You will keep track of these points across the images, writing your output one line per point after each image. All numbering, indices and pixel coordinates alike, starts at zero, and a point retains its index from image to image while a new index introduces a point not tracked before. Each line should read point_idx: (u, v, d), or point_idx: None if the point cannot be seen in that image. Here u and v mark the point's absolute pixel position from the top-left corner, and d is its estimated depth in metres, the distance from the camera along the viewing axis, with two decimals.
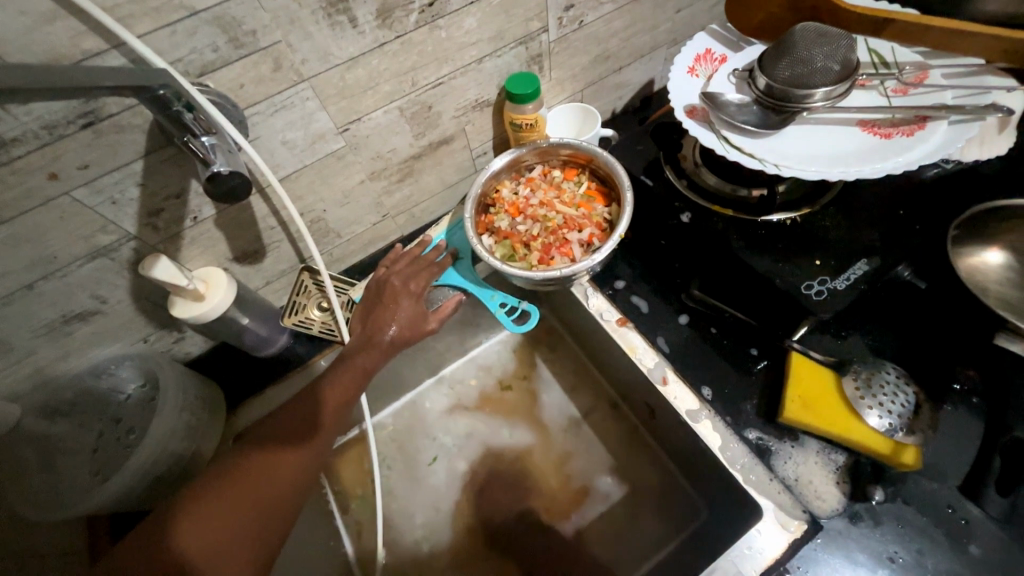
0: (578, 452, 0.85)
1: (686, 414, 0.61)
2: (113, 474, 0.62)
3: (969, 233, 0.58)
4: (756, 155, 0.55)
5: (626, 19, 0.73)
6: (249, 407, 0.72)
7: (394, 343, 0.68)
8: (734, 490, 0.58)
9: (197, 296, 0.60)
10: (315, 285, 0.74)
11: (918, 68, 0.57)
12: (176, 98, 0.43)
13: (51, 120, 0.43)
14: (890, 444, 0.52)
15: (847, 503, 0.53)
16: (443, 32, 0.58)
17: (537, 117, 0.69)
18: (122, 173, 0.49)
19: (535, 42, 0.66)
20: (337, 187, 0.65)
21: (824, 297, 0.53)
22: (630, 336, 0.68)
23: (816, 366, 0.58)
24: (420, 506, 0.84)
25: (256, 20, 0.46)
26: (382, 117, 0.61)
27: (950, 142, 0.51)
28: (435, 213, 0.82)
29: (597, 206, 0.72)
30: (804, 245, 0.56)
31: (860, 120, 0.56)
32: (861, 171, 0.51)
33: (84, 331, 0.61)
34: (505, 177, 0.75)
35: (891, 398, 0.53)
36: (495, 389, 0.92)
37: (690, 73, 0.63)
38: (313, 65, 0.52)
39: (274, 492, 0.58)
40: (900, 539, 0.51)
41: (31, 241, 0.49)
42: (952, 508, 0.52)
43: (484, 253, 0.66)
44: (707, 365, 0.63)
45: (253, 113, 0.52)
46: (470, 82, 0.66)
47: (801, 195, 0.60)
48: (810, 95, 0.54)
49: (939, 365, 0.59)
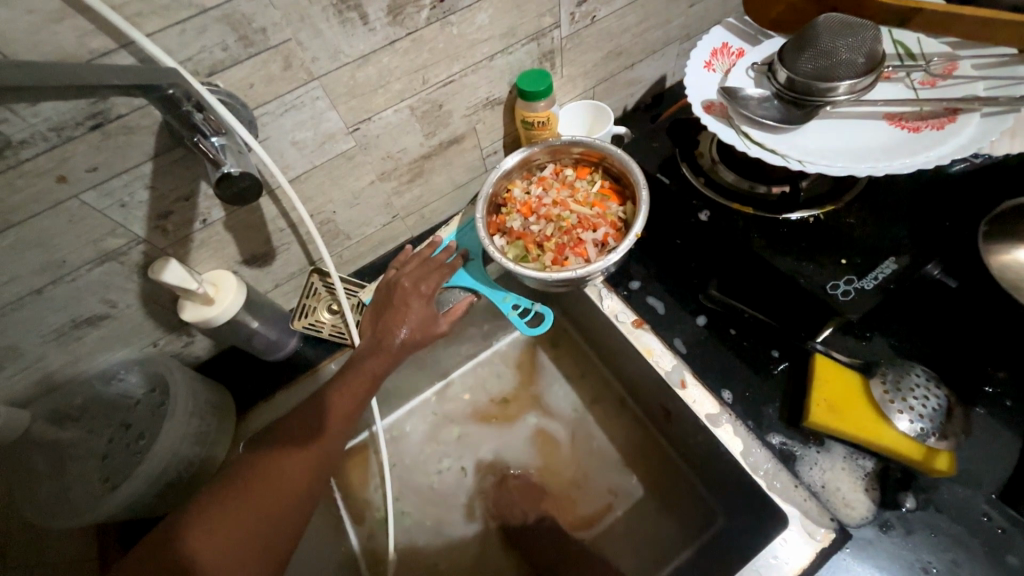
0: (591, 454, 0.84)
1: (706, 418, 0.60)
2: (123, 480, 0.61)
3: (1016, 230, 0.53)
4: (778, 150, 0.53)
5: (638, 14, 0.71)
6: (259, 409, 0.71)
7: (405, 346, 0.66)
8: (757, 496, 0.57)
9: (206, 299, 0.59)
10: (325, 288, 0.73)
11: (946, 60, 0.55)
12: (186, 98, 0.42)
13: (59, 122, 0.42)
14: (922, 450, 0.50)
15: (877, 511, 0.52)
16: (454, 29, 0.56)
17: (549, 115, 0.68)
18: (131, 175, 0.49)
19: (547, 38, 0.65)
20: (347, 187, 0.64)
21: (852, 298, 0.51)
22: (646, 337, 0.67)
23: (842, 368, 0.56)
24: (431, 510, 0.83)
25: (266, 18, 0.45)
26: (392, 116, 0.60)
27: (983, 134, 0.49)
28: (445, 214, 0.81)
29: (612, 205, 0.71)
30: (828, 244, 0.55)
31: (886, 114, 0.54)
32: (890, 166, 0.49)
33: (94, 336, 0.60)
34: (516, 176, 0.74)
35: (922, 402, 0.51)
36: (487, 405, 0.90)
37: (706, 68, 0.61)
38: (323, 64, 0.51)
39: (285, 498, 0.57)
40: (933, 548, 0.49)
41: (41, 245, 0.48)
42: (988, 517, 0.50)
43: (496, 254, 0.65)
44: (727, 367, 0.61)
45: (263, 113, 0.51)
46: (481, 80, 0.64)
47: (825, 190, 0.59)
48: (834, 88, 0.52)
49: (966, 365, 0.57)
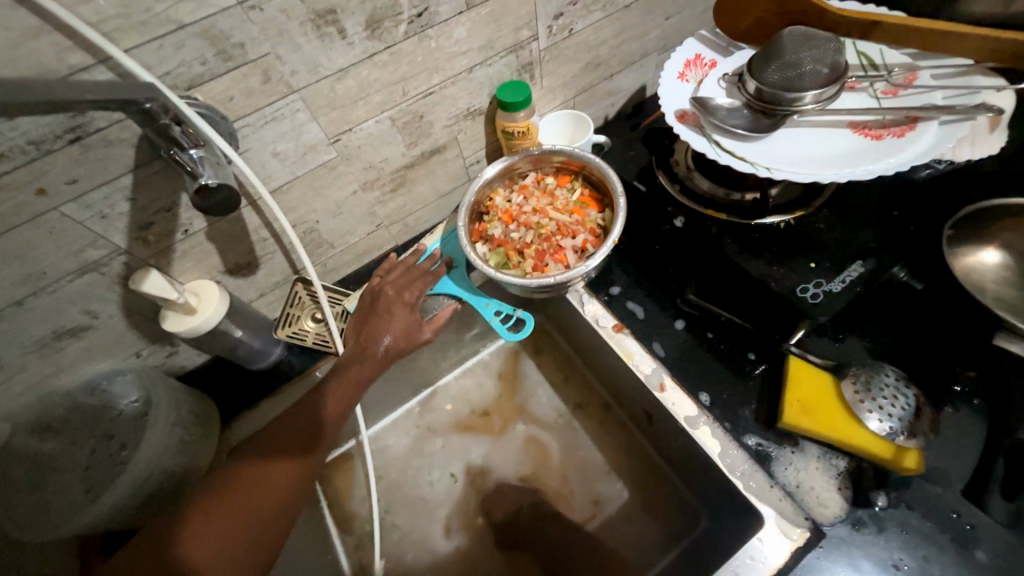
0: (577, 462, 0.84)
1: (684, 420, 0.61)
2: (105, 490, 0.61)
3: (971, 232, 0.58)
4: (747, 158, 0.55)
5: (615, 27, 0.73)
6: (243, 419, 0.71)
7: (388, 354, 0.67)
8: (735, 498, 0.57)
9: (188, 309, 0.59)
10: (309, 297, 0.74)
11: (907, 69, 0.58)
12: (163, 111, 0.43)
13: (38, 135, 0.43)
14: (891, 448, 0.51)
15: (849, 509, 0.53)
16: (432, 42, 0.58)
17: (528, 124, 0.69)
18: (111, 187, 0.49)
19: (525, 50, 0.67)
20: (329, 198, 0.65)
21: (820, 300, 0.52)
22: (626, 341, 0.67)
23: (815, 369, 0.57)
24: (417, 518, 0.83)
25: (244, 33, 0.46)
26: (373, 127, 0.61)
27: (941, 142, 0.51)
28: (430, 222, 0.82)
29: (591, 212, 0.72)
30: (798, 248, 0.56)
31: (850, 122, 0.56)
32: (854, 172, 0.51)
33: (74, 347, 0.60)
34: (498, 185, 0.75)
35: (891, 401, 0.53)
36: (472, 413, 0.90)
37: (680, 78, 0.63)
38: (302, 77, 0.52)
39: (269, 506, 0.57)
40: (904, 545, 0.50)
41: (20, 257, 0.49)
42: (957, 513, 0.51)
43: (477, 261, 0.65)
44: (705, 370, 0.62)
45: (243, 125, 0.52)
46: (460, 91, 0.66)
47: (795, 197, 0.60)
48: (800, 99, 0.54)
49: (936, 365, 0.58)
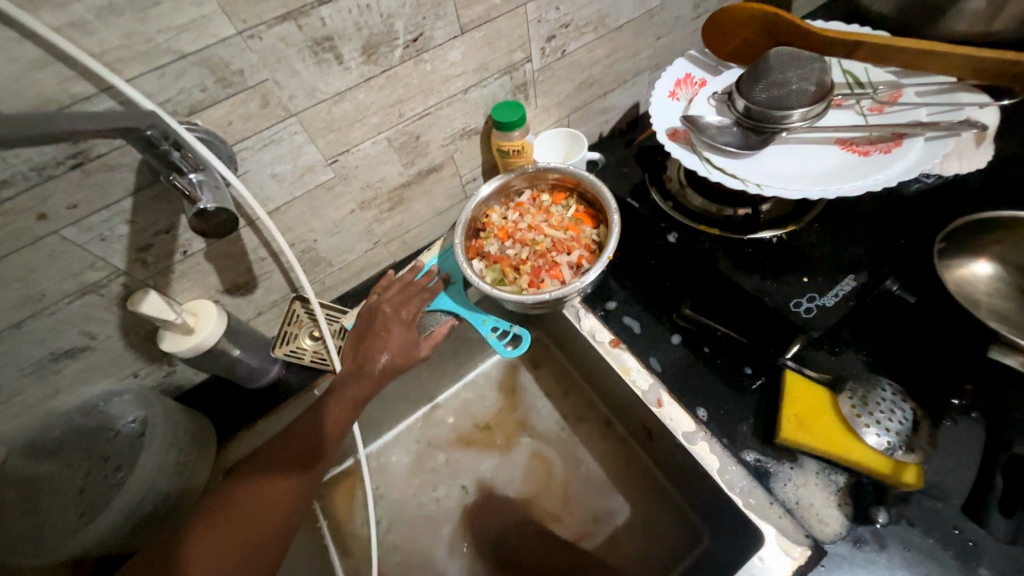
0: (577, 477, 0.83)
1: (682, 436, 0.60)
2: (100, 512, 0.61)
3: (958, 245, 0.59)
4: (738, 175, 0.56)
5: (607, 48, 0.75)
6: (240, 438, 0.71)
7: (385, 372, 0.67)
8: (734, 515, 0.57)
9: (186, 329, 0.59)
10: (307, 315, 0.74)
11: (891, 87, 0.59)
12: (164, 138, 0.44)
13: (41, 162, 0.44)
14: (890, 464, 0.51)
15: (850, 526, 0.52)
16: (428, 65, 0.59)
17: (523, 143, 0.71)
18: (111, 211, 0.50)
19: (519, 72, 0.68)
20: (327, 217, 0.66)
21: (814, 314, 0.53)
22: (623, 357, 0.67)
23: (812, 384, 0.57)
24: (416, 537, 0.82)
25: (243, 60, 0.47)
26: (370, 148, 0.62)
27: (927, 157, 0.52)
28: (427, 239, 0.83)
29: (586, 228, 0.73)
30: (790, 263, 0.56)
31: (838, 139, 0.57)
32: (842, 188, 0.52)
33: (72, 368, 0.60)
34: (494, 203, 0.76)
35: (888, 416, 0.52)
36: (470, 429, 0.90)
37: (671, 97, 0.64)
38: (300, 101, 0.53)
39: (264, 528, 0.57)
40: (907, 563, 0.50)
41: (20, 280, 0.49)
42: (959, 529, 0.50)
43: (473, 278, 0.66)
44: (702, 385, 0.62)
45: (241, 148, 0.53)
46: (456, 112, 0.67)
47: (787, 213, 0.61)
48: (788, 116, 0.55)
49: (932, 378, 0.58)
